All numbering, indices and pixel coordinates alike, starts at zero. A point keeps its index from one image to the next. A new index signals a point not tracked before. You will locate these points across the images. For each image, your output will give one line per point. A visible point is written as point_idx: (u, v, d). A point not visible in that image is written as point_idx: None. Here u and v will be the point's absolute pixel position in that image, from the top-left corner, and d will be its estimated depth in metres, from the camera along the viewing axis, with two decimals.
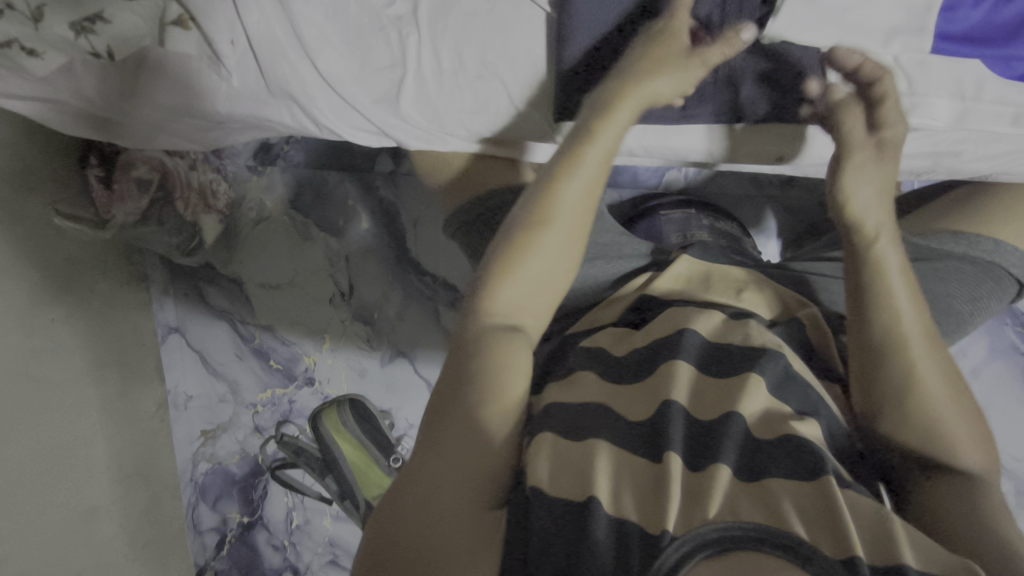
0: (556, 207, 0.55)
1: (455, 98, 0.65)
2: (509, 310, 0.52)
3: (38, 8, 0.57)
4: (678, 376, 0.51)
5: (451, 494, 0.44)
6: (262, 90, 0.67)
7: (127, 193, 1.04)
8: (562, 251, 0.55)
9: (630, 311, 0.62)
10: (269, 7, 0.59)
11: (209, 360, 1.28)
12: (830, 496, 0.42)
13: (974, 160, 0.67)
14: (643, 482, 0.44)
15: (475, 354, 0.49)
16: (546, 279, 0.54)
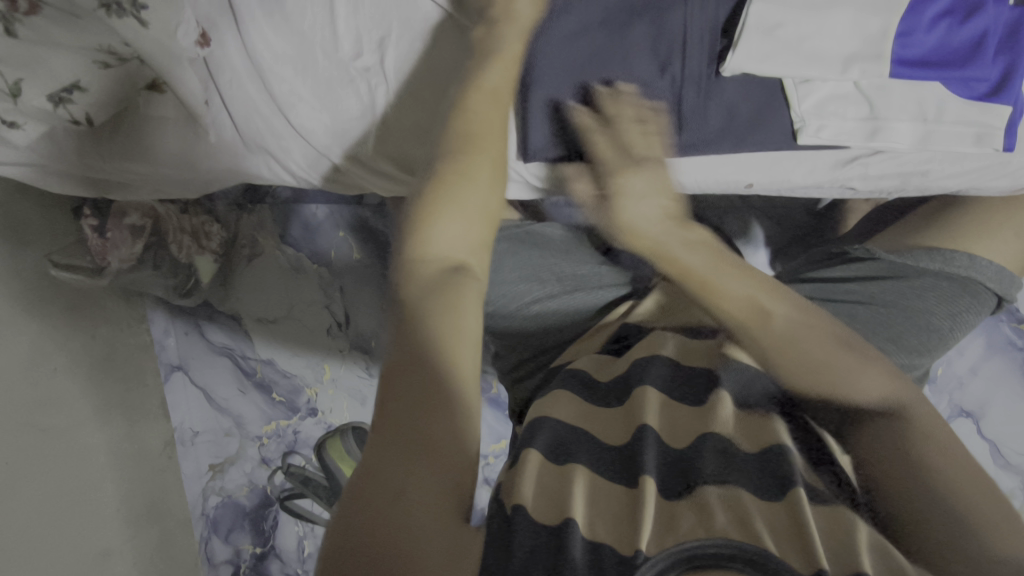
0: (475, 146, 0.52)
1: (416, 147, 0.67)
2: (446, 254, 0.48)
3: (15, 83, 0.58)
4: (650, 400, 0.52)
5: (413, 486, 0.39)
6: (239, 146, 0.69)
7: (118, 240, 1.05)
8: (491, 183, 0.51)
9: (611, 341, 0.64)
10: (240, 67, 0.62)
11: (212, 397, 1.29)
12: (799, 511, 0.42)
13: (945, 180, 0.67)
14: (618, 508, 0.44)
15: (414, 306, 0.45)
16: (479, 206, 0.50)
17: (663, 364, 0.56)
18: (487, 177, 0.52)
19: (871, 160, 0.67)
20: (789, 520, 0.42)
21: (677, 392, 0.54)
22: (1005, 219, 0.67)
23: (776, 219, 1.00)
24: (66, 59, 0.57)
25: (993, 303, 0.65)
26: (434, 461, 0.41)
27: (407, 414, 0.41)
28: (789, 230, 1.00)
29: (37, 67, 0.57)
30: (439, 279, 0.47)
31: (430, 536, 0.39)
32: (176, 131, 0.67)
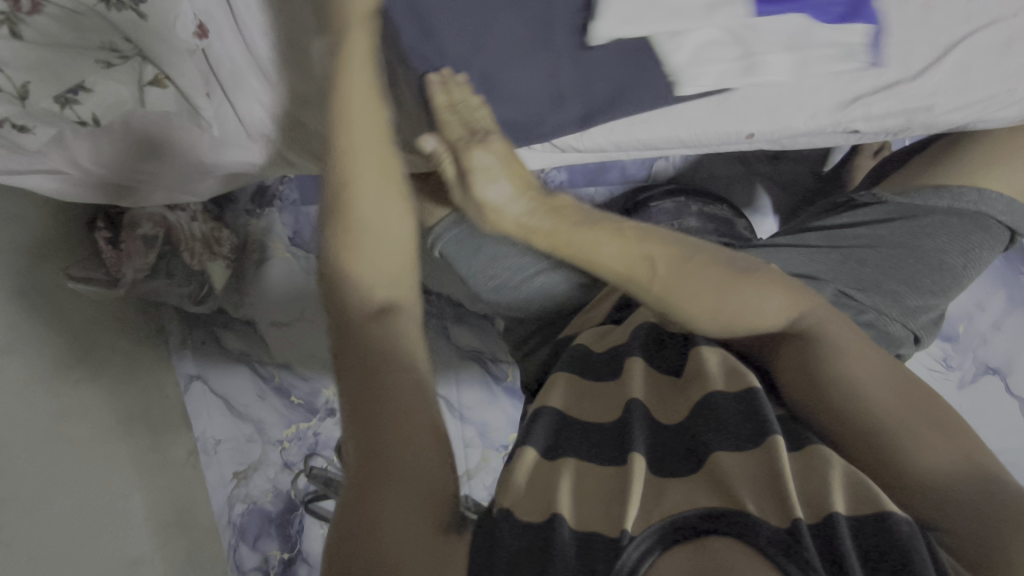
0: (361, 178, 0.54)
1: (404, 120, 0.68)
2: (371, 277, 0.53)
3: (23, 86, 0.59)
4: (635, 370, 0.55)
5: (396, 506, 0.42)
6: (244, 137, 0.71)
7: (133, 251, 1.07)
8: (386, 199, 0.55)
9: (615, 311, 0.65)
10: (239, 55, 0.64)
11: (233, 404, 1.31)
12: (776, 465, 0.43)
13: (948, 114, 0.65)
14: (605, 492, 0.44)
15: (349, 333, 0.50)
16: (392, 221, 0.55)
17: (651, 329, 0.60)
18: (380, 197, 0.55)
19: (874, 98, 0.65)
20: (767, 474, 0.43)
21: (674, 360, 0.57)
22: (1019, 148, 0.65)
23: (782, 184, 0.99)
24: (72, 61, 0.60)
25: (1004, 240, 0.64)
26: (408, 476, 0.43)
27: (372, 442, 0.44)
28: (796, 194, 0.99)
29: (42, 68, 0.59)
30: (365, 310, 0.51)
31: (421, 546, 0.40)
32: (180, 125, 0.69)
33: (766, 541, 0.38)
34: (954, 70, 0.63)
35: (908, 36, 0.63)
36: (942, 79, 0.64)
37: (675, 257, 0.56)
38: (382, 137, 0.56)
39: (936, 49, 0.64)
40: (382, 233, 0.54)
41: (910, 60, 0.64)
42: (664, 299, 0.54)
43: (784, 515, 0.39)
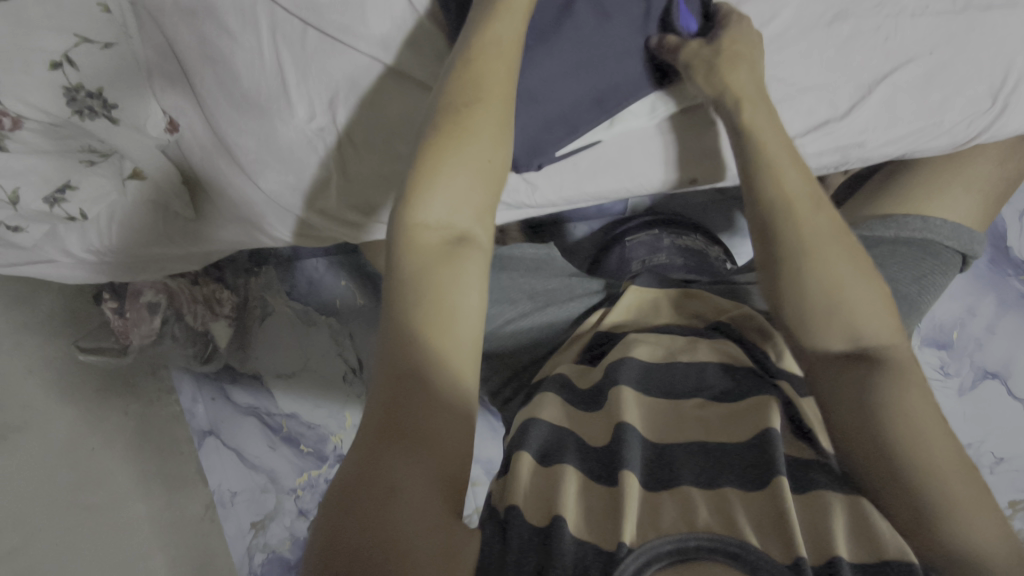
0: (474, 119, 0.51)
1: (378, 190, 0.69)
2: (445, 218, 0.48)
3: (14, 191, 0.64)
4: (625, 403, 0.55)
5: (414, 478, 0.41)
6: (221, 215, 0.74)
7: (139, 318, 1.12)
8: (493, 144, 0.51)
9: (586, 351, 0.66)
10: (208, 141, 0.67)
11: (246, 456, 1.31)
12: (781, 502, 0.47)
13: (885, 146, 0.66)
14: (600, 503, 0.48)
15: (419, 286, 0.46)
16: (475, 171, 0.50)
17: (633, 367, 0.59)
18: (481, 162, 0.50)
19: (810, 138, 0.66)
20: (773, 516, 0.46)
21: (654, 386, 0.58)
22: (960, 172, 0.67)
23: None
24: (55, 164, 0.65)
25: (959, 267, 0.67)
26: (438, 446, 0.42)
27: (407, 410, 0.42)
28: None
29: (28, 176, 0.64)
30: (417, 275, 0.46)
31: (433, 526, 0.40)
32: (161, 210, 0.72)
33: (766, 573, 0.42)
34: (882, 101, 0.65)
35: (832, 79, 0.65)
36: (872, 116, 0.65)
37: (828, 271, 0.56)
38: (505, 85, 0.53)
39: (860, 89, 0.65)
40: (463, 180, 0.49)
41: (837, 100, 0.66)
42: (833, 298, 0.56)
43: (787, 551, 0.44)
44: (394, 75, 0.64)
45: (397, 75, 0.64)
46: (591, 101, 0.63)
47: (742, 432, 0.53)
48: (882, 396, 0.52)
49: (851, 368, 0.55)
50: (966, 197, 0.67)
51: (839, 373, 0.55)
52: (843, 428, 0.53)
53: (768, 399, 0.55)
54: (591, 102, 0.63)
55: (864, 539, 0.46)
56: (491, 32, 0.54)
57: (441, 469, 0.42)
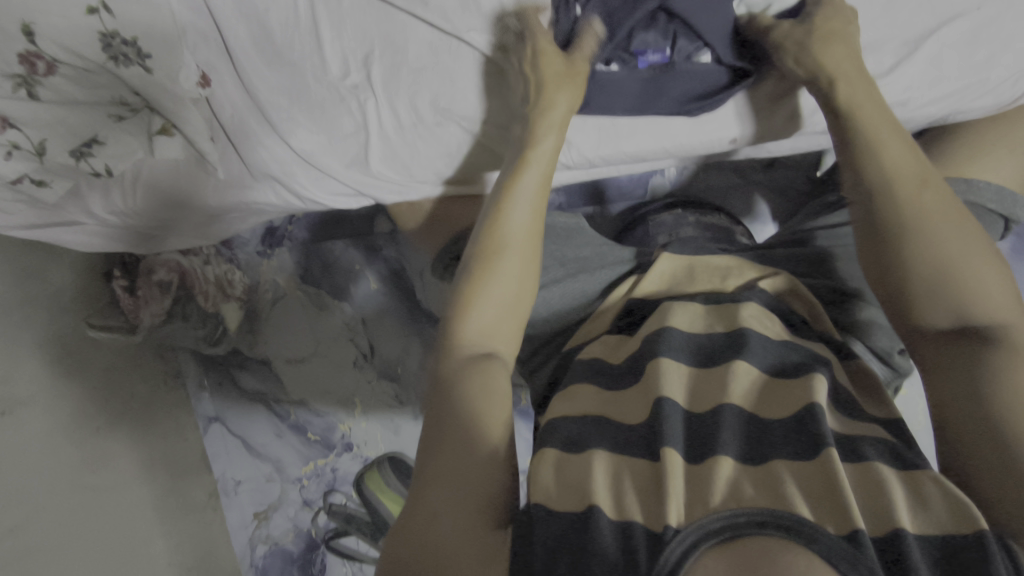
0: (503, 248, 0.59)
1: (418, 146, 0.70)
2: (481, 340, 0.56)
3: (40, 142, 0.62)
4: (667, 371, 0.54)
5: (449, 481, 0.47)
6: (246, 175, 0.74)
7: (150, 296, 1.12)
8: (527, 245, 0.60)
9: (620, 317, 0.66)
10: (240, 100, 0.67)
11: (251, 444, 1.31)
12: (832, 472, 0.43)
13: (929, 102, 0.66)
14: (643, 481, 0.46)
15: (459, 381, 0.53)
16: (516, 274, 0.59)
17: (676, 334, 0.58)
18: (522, 266, 0.60)
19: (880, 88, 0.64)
20: (827, 488, 0.43)
21: (697, 353, 0.57)
22: (998, 137, 0.67)
23: (778, 190, 1.00)
24: (83, 116, 0.63)
25: (1001, 225, 0.65)
26: (470, 454, 0.49)
27: (443, 438, 0.49)
28: (792, 197, 1.00)
29: (57, 127, 0.63)
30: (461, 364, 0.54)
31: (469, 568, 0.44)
32: (187, 170, 0.72)
33: (825, 548, 0.38)
34: (930, 55, 0.63)
35: (880, 35, 0.63)
36: (917, 72, 0.64)
37: (925, 243, 0.55)
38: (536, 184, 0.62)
39: (906, 46, 0.63)
40: (508, 285, 0.59)
41: (882, 57, 0.63)
42: (945, 273, 0.54)
43: (843, 524, 0.40)
44: (425, 25, 0.61)
45: (427, 24, 0.61)
46: (674, 99, 0.65)
47: (791, 394, 0.51)
48: (985, 365, 0.50)
49: (955, 344, 0.53)
50: (1009, 158, 0.66)
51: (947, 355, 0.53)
52: (939, 395, 0.52)
53: (816, 376, 0.52)
54: (675, 99, 0.65)
55: (928, 509, 0.43)
56: (529, 153, 0.62)
57: (478, 470, 0.48)
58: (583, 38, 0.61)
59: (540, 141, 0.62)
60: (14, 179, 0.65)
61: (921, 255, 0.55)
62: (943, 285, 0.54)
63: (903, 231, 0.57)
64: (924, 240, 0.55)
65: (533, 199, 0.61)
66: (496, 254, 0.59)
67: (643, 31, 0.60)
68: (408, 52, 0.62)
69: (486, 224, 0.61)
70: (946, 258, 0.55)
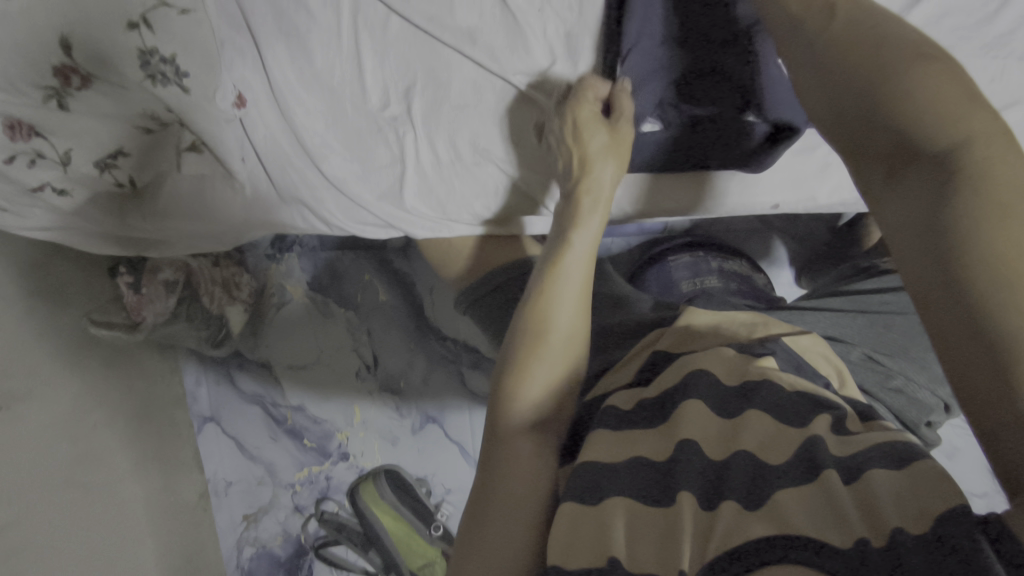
0: (555, 309, 0.60)
1: (454, 184, 0.69)
2: (533, 408, 0.57)
3: (65, 153, 0.61)
4: (691, 416, 0.53)
5: (491, 541, 0.50)
6: (274, 198, 0.72)
7: (154, 296, 1.07)
8: (579, 307, 0.61)
9: (643, 370, 0.64)
10: (275, 123, 0.65)
11: (245, 446, 1.29)
12: (834, 497, 0.43)
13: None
14: (658, 532, 0.46)
15: (510, 453, 0.54)
16: (569, 338, 0.59)
17: (710, 380, 0.56)
18: (574, 329, 0.60)
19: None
20: (830, 511, 0.43)
21: (729, 406, 0.55)
22: None
23: (798, 236, 1.00)
24: (113, 127, 0.61)
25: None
26: (507, 522, 0.51)
27: (482, 509, 0.52)
28: (812, 246, 1.00)
29: (84, 136, 0.61)
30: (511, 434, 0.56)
31: None
32: (211, 184, 0.70)
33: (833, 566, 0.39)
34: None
35: None
36: None
37: (892, 109, 0.45)
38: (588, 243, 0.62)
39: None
40: (560, 351, 0.59)
41: None
42: (913, 148, 0.44)
43: (849, 538, 0.40)
44: (470, 63, 0.60)
45: (474, 62, 0.60)
46: (732, 150, 0.64)
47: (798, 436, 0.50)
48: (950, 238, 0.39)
49: (994, 226, 0.38)
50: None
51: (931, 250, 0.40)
52: (934, 320, 0.39)
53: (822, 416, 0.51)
54: (733, 151, 0.64)
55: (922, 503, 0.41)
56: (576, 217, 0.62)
57: (515, 540, 0.50)
58: (619, 102, 0.59)
59: (586, 208, 0.62)
60: (35, 186, 0.63)
61: (903, 118, 0.45)
62: (916, 159, 0.44)
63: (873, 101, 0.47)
64: (905, 105, 0.45)
65: (576, 269, 0.61)
66: (541, 330, 0.59)
67: (693, 83, 0.59)
68: (447, 89, 0.62)
69: (529, 298, 0.61)
70: (916, 121, 0.44)
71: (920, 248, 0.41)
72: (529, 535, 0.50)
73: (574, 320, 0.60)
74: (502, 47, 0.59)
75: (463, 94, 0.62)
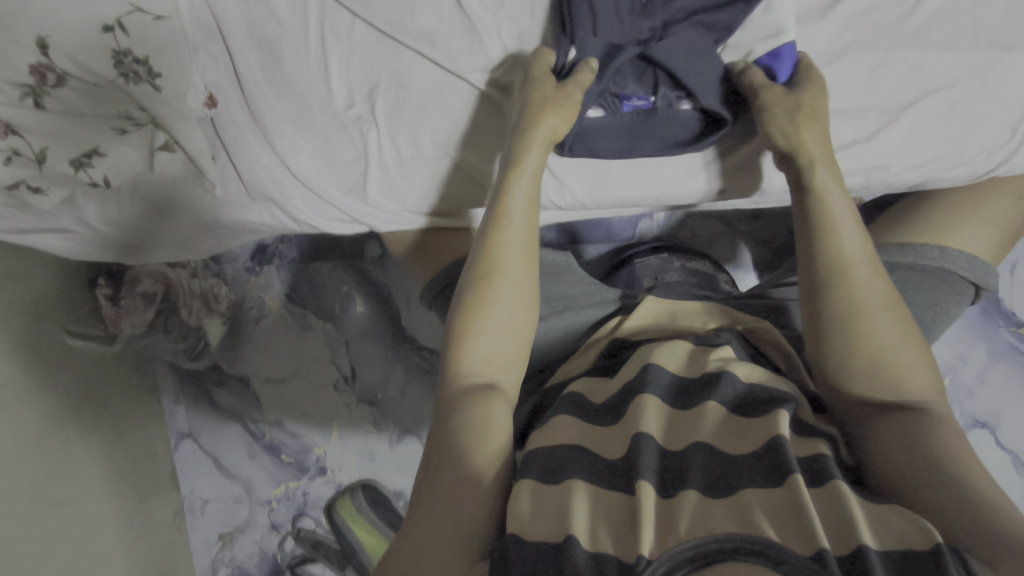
0: (502, 262, 0.60)
1: (416, 180, 0.71)
2: (479, 362, 0.57)
3: (41, 150, 0.64)
4: (649, 410, 0.54)
5: (438, 496, 0.49)
6: (244, 197, 0.74)
7: (132, 307, 1.12)
8: (523, 260, 0.61)
9: (603, 358, 0.66)
10: (245, 125, 0.69)
11: (223, 463, 1.27)
12: (797, 497, 0.44)
13: (905, 170, 0.66)
14: (617, 516, 0.46)
15: (455, 407, 0.54)
16: (516, 292, 0.60)
17: (664, 370, 0.59)
18: (519, 280, 0.60)
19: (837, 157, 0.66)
20: (791, 509, 0.44)
21: (683, 394, 0.57)
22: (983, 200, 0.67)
23: (762, 240, 1.03)
24: (88, 128, 0.64)
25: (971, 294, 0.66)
26: (458, 485, 0.50)
27: (430, 469, 0.51)
28: (776, 248, 1.03)
29: (59, 136, 0.64)
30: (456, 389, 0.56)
31: None
32: (184, 186, 0.72)
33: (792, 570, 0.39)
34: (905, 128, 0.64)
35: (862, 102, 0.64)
36: (896, 141, 0.65)
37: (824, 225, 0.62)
38: (530, 189, 0.62)
39: (886, 113, 0.64)
40: (509, 305, 0.59)
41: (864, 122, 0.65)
42: (835, 248, 0.62)
43: (809, 544, 0.41)
44: (428, 63, 0.64)
45: (432, 63, 0.64)
46: (659, 143, 0.66)
47: (761, 427, 0.51)
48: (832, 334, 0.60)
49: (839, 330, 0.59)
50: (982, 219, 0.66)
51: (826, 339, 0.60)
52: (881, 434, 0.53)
53: (779, 411, 0.52)
54: (659, 142, 0.66)
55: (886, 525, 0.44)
56: (516, 167, 0.62)
57: (470, 502, 0.49)
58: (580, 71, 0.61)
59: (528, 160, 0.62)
60: (11, 184, 0.66)
61: (825, 235, 0.62)
62: (853, 257, 0.61)
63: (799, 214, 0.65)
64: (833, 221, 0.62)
65: (517, 228, 0.61)
66: (487, 293, 0.59)
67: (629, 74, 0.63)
68: (405, 89, 0.66)
69: (474, 260, 0.61)
70: (839, 234, 0.62)
71: (810, 337, 0.62)
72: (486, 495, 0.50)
73: (520, 273, 0.60)
74: (460, 48, 0.63)
75: (423, 94, 0.66)
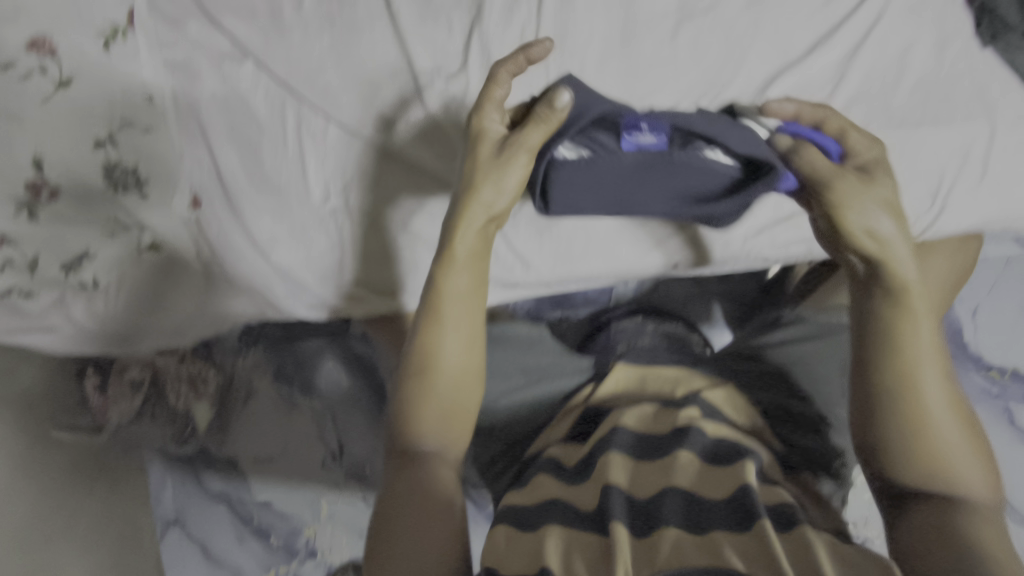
0: (446, 318, 0.59)
1: (388, 269, 0.74)
2: (438, 416, 0.57)
3: (33, 258, 0.69)
4: (616, 465, 0.56)
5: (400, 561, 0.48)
6: (229, 286, 0.75)
7: (120, 395, 1.17)
8: (470, 307, 0.60)
9: (580, 422, 0.68)
10: (228, 221, 0.72)
11: (208, 550, 1.14)
12: (763, 534, 0.47)
13: (834, 238, 0.72)
14: (591, 553, 0.48)
15: (411, 471, 0.54)
16: (468, 340, 0.59)
17: (629, 431, 0.61)
18: (465, 328, 0.60)
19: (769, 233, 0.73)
20: (759, 547, 0.46)
21: (651, 446, 0.59)
22: None
23: None
24: (79, 233, 0.69)
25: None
26: (421, 529, 0.50)
27: (390, 517, 0.51)
28: None
29: (48, 242, 0.69)
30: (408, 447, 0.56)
31: None
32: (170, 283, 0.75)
33: None
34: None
35: None
36: None
37: (898, 289, 0.55)
38: (479, 238, 0.62)
39: None
40: (456, 357, 0.59)
41: None
42: (898, 329, 0.54)
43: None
44: (395, 159, 0.70)
45: (399, 158, 0.70)
46: (671, 197, 0.61)
47: (727, 475, 0.54)
48: (891, 416, 0.54)
49: (897, 412, 0.53)
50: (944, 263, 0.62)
51: (885, 411, 0.54)
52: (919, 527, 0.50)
53: (745, 462, 0.55)
54: (670, 198, 0.61)
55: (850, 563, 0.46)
56: (460, 221, 0.61)
57: (431, 548, 0.49)
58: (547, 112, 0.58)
59: (472, 212, 0.61)
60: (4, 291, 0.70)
61: (893, 299, 0.55)
62: (919, 339, 0.54)
63: (862, 281, 0.57)
64: (900, 284, 0.55)
65: (464, 274, 0.61)
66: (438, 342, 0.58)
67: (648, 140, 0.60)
68: (377, 184, 0.70)
69: (423, 310, 0.61)
70: (911, 309, 0.55)
71: (858, 409, 0.56)
72: (452, 543, 0.50)
73: (468, 324, 0.60)
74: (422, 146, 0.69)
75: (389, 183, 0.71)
